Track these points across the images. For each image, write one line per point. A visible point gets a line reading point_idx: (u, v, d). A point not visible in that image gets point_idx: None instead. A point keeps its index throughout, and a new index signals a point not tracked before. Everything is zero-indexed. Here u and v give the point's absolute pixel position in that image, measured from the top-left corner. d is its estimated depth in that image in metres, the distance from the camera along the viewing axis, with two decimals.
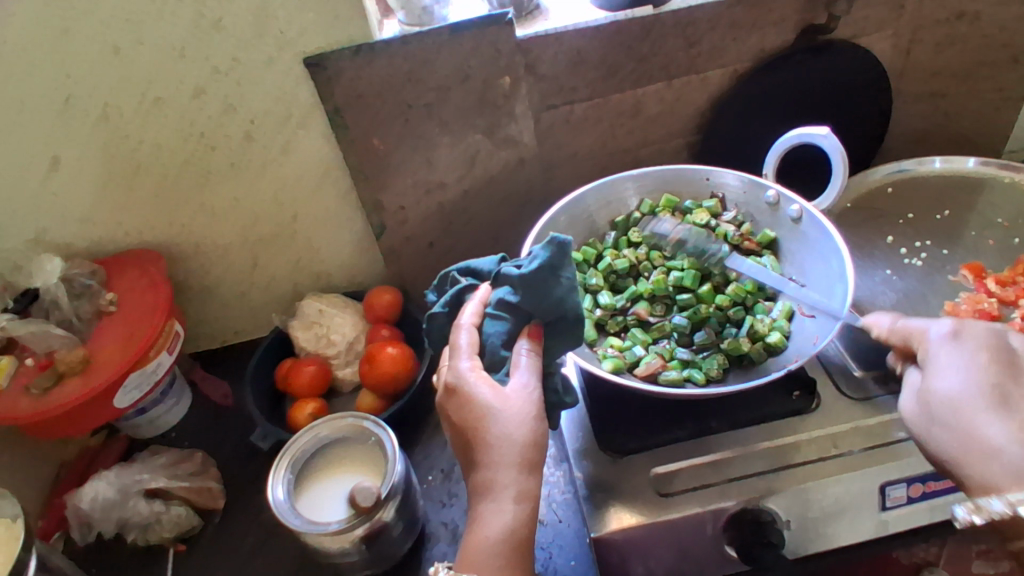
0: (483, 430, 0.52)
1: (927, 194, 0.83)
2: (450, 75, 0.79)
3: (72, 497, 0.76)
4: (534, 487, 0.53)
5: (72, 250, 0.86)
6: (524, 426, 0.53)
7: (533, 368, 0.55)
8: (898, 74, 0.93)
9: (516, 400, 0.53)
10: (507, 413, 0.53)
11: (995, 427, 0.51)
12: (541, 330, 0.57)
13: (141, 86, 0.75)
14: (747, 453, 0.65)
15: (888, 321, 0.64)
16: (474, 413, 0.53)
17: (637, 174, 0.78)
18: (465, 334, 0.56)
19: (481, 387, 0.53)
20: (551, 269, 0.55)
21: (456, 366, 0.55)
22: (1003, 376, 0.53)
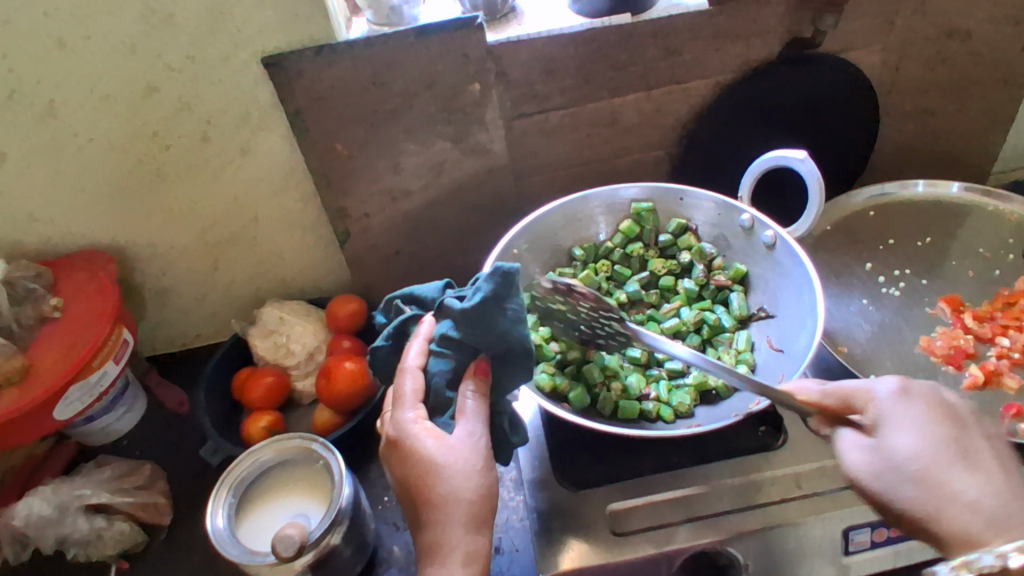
0: (427, 485, 0.52)
1: (910, 219, 0.81)
2: (417, 80, 0.75)
3: (7, 514, 0.73)
4: (482, 545, 0.52)
5: (19, 250, 0.82)
6: (470, 480, 0.52)
7: (480, 412, 0.55)
8: (886, 91, 0.89)
9: (461, 450, 0.53)
10: (453, 467, 0.52)
11: (959, 478, 0.48)
12: (488, 366, 0.57)
13: (88, 83, 0.71)
14: (710, 491, 0.62)
15: (817, 383, 0.55)
16: (419, 467, 0.52)
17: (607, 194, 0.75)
18: (410, 379, 0.56)
19: (425, 437, 0.53)
20: (495, 301, 0.54)
21: (400, 415, 0.55)
22: (952, 433, 0.50)
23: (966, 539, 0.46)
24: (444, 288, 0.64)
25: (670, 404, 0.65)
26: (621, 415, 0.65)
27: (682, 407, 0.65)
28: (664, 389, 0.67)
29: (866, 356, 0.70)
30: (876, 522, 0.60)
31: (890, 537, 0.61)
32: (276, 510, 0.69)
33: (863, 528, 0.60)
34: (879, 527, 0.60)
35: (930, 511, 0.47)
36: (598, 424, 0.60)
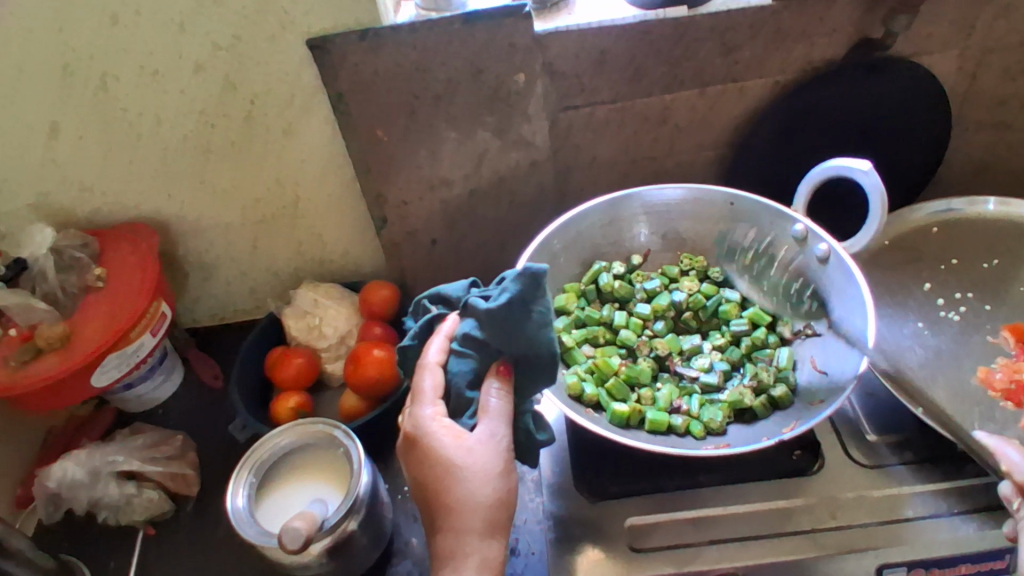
0: (444, 485, 0.52)
1: (977, 238, 0.75)
2: (460, 68, 0.74)
3: (42, 474, 0.76)
4: (495, 551, 0.52)
5: (70, 219, 0.85)
6: (487, 484, 0.52)
7: (503, 412, 0.55)
8: (960, 100, 0.83)
9: (480, 452, 0.53)
10: (471, 470, 0.52)
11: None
12: (511, 367, 0.56)
13: (139, 58, 0.72)
14: (737, 514, 0.59)
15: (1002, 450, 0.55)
16: (437, 466, 0.53)
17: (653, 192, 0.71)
18: (430, 375, 0.56)
19: (444, 436, 0.53)
20: (521, 302, 0.53)
21: (419, 412, 0.55)
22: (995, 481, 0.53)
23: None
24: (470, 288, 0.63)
25: (701, 419, 0.63)
26: (648, 428, 0.62)
27: (716, 422, 0.62)
28: (696, 403, 0.64)
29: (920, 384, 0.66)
30: (914, 562, 0.56)
31: None
32: (296, 492, 0.69)
33: (899, 567, 0.56)
34: (917, 567, 0.56)
35: None
36: (620, 436, 0.58)
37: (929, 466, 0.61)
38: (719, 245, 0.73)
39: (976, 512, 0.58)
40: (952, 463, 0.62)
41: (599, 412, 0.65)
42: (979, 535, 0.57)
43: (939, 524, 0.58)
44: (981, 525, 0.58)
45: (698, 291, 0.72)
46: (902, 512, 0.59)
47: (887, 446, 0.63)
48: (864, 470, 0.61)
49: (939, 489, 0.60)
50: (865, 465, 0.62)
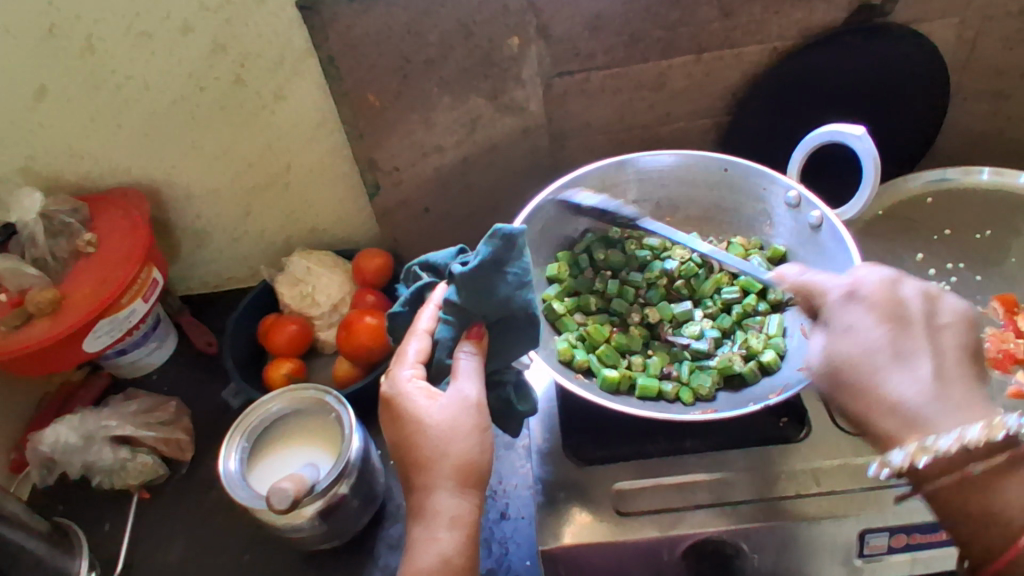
0: (416, 444, 0.53)
1: (971, 209, 0.75)
2: (452, 31, 0.72)
3: (35, 438, 0.77)
4: (468, 511, 0.52)
5: (60, 183, 0.84)
6: (459, 444, 0.52)
7: (475, 373, 0.55)
8: (959, 69, 0.82)
9: (452, 413, 0.53)
10: (443, 430, 0.52)
11: (859, 348, 0.48)
12: (484, 331, 0.57)
13: (126, 18, 0.71)
14: (722, 479, 0.60)
15: (795, 271, 0.55)
16: (410, 427, 0.53)
17: (650, 159, 0.70)
18: (415, 341, 0.56)
19: (418, 397, 0.54)
20: (493, 264, 0.55)
21: (397, 374, 0.55)
22: (892, 333, 0.47)
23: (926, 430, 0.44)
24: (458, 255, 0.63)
25: (690, 386, 0.63)
26: (638, 394, 0.63)
27: (706, 389, 0.62)
28: (686, 369, 0.64)
29: None
30: (896, 528, 0.57)
31: (909, 544, 0.58)
32: (286, 456, 0.70)
33: (881, 532, 0.57)
34: (898, 532, 0.57)
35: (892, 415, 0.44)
36: (606, 401, 0.58)
37: None
38: (713, 215, 0.73)
39: None
40: None
41: (589, 377, 0.65)
42: None
43: None
44: None
45: (691, 259, 0.71)
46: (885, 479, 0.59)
47: None
48: (850, 438, 0.61)
49: None
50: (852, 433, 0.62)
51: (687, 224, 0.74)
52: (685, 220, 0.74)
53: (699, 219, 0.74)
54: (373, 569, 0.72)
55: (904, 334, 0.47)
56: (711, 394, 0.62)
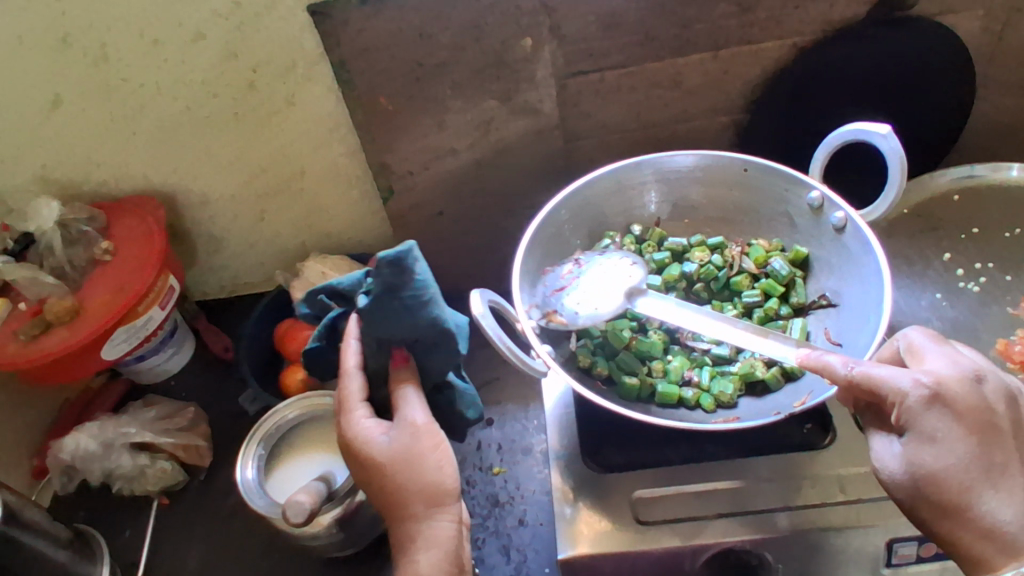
0: (379, 478, 0.55)
1: (999, 207, 0.72)
2: (464, 32, 0.71)
3: (56, 445, 0.78)
4: (443, 525, 0.53)
5: (76, 191, 0.84)
6: (417, 468, 0.54)
7: (416, 398, 0.57)
8: (985, 61, 0.80)
9: (401, 440, 0.55)
10: (396, 458, 0.54)
11: (944, 463, 0.45)
12: (407, 352, 0.58)
13: (138, 27, 0.71)
14: (745, 487, 0.58)
15: (846, 365, 0.49)
16: (367, 464, 0.55)
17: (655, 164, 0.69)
18: (351, 382, 0.58)
19: (369, 434, 0.56)
20: (387, 292, 0.54)
21: (345, 417, 0.57)
22: (982, 448, 0.45)
23: (970, 496, 0.44)
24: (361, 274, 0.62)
25: (711, 392, 0.62)
26: (660, 401, 0.63)
27: (727, 396, 0.61)
28: (707, 375, 0.64)
29: None
30: (925, 537, 0.56)
31: (939, 553, 0.57)
32: (302, 464, 0.70)
33: (909, 541, 0.56)
34: (928, 541, 0.56)
35: (943, 469, 0.45)
36: (625, 409, 0.57)
37: None
38: (732, 215, 0.72)
39: None
40: None
41: (609, 385, 0.65)
42: None
43: None
44: None
45: (710, 262, 0.71)
46: None
47: None
48: (876, 443, 0.60)
49: None
50: None
51: (706, 224, 0.73)
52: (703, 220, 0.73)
53: (720, 219, 0.72)
54: None
55: (987, 450, 0.45)
56: (732, 401, 0.61)
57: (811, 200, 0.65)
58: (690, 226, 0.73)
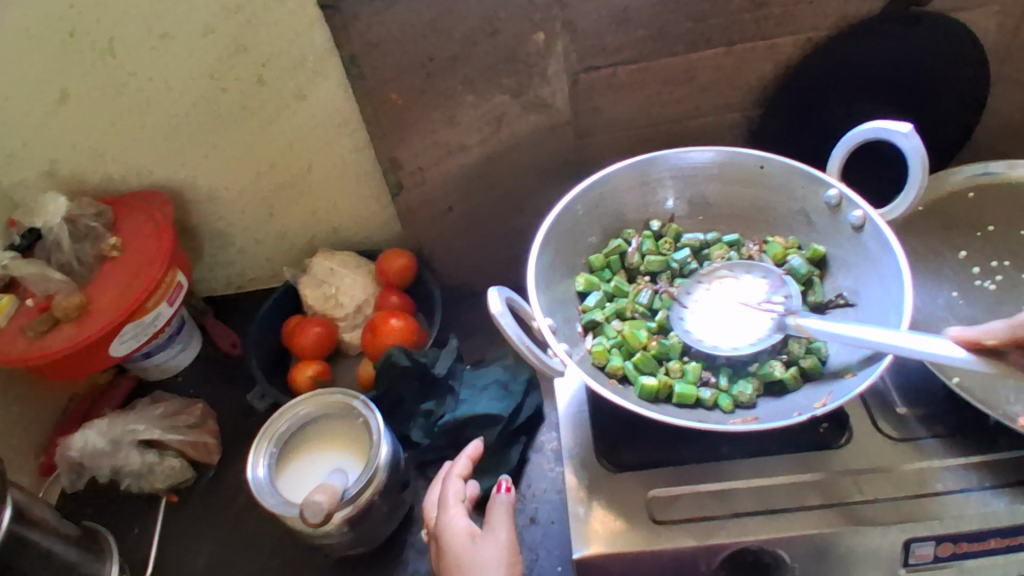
0: (455, 571, 0.57)
1: (1016, 204, 0.72)
2: (477, 27, 0.71)
3: (64, 442, 0.77)
4: None
5: (82, 186, 0.84)
6: (494, 569, 0.56)
7: (509, 519, 0.61)
8: (1001, 57, 0.79)
9: (487, 547, 0.58)
10: (479, 558, 0.57)
11: None
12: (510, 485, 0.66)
13: (147, 21, 0.70)
14: (760, 487, 0.58)
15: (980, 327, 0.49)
16: (452, 557, 0.58)
17: (763, 278, 0.67)
18: (453, 486, 0.65)
19: (461, 534, 0.60)
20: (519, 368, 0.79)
21: (442, 515, 0.62)
22: None
23: None
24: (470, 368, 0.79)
25: (730, 393, 0.61)
26: (676, 402, 0.61)
27: (746, 396, 0.60)
28: (726, 376, 0.62)
29: None
30: (943, 536, 0.55)
31: (957, 553, 0.56)
32: (314, 462, 0.71)
33: (926, 541, 0.55)
34: (945, 541, 0.55)
35: None
36: (643, 408, 0.57)
37: (960, 436, 0.60)
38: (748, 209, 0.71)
39: (1009, 487, 0.56)
40: (979, 436, 0.60)
41: (625, 384, 0.64)
42: (1011, 510, 0.55)
43: (968, 500, 0.56)
44: (1013, 500, 0.56)
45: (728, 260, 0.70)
46: (930, 486, 0.57)
47: (916, 419, 0.61)
48: (892, 443, 0.59)
49: (971, 462, 0.58)
50: (893, 438, 0.60)
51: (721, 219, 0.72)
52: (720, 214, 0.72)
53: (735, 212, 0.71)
54: (403, 573, 0.72)
55: None
56: (751, 402, 0.60)
57: (831, 200, 0.65)
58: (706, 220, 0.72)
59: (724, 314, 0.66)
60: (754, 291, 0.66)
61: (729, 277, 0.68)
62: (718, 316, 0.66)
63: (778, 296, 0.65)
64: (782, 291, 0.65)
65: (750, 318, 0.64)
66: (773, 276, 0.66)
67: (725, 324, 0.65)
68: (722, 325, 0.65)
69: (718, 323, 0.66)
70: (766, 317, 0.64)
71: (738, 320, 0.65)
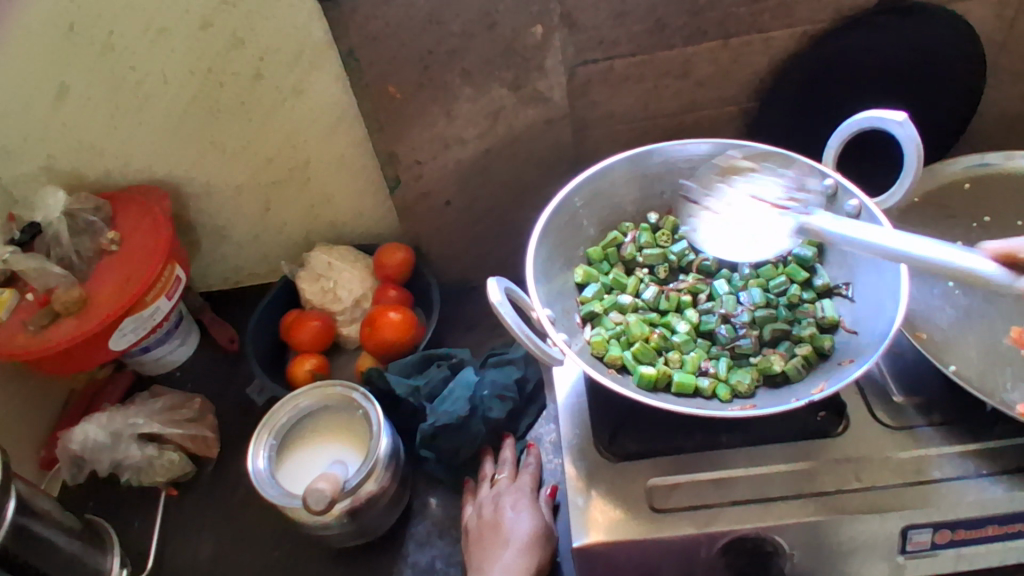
0: (521, 529, 0.65)
1: (1010, 194, 0.72)
2: (475, 20, 0.71)
3: (64, 436, 0.77)
4: None
5: (80, 182, 0.84)
6: (543, 547, 0.65)
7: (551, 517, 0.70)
8: (996, 48, 0.79)
9: (545, 529, 0.66)
10: (539, 532, 0.66)
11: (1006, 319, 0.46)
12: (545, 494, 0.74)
13: (145, 15, 0.70)
14: (759, 475, 0.58)
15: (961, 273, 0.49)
16: (523, 518, 0.66)
17: (784, 173, 0.65)
18: (531, 464, 0.73)
19: (534, 505, 0.68)
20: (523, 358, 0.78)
21: (520, 484, 0.70)
22: None
23: None
24: (465, 359, 0.79)
25: (729, 382, 0.61)
26: (675, 391, 0.62)
27: (744, 385, 0.61)
28: (724, 366, 0.63)
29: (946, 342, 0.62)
30: (941, 524, 0.56)
31: (954, 540, 0.57)
32: (314, 453, 0.71)
33: (924, 528, 0.56)
34: (943, 528, 0.56)
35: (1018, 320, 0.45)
36: (641, 396, 0.57)
37: (957, 424, 0.60)
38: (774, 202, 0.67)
39: (1007, 474, 0.57)
40: (979, 422, 0.60)
41: (625, 374, 0.64)
42: (1009, 498, 0.56)
43: (966, 487, 0.56)
44: (1011, 487, 0.56)
45: (725, 251, 0.70)
46: (927, 473, 0.57)
47: (913, 408, 0.62)
48: (888, 431, 0.60)
49: (968, 450, 0.58)
50: (890, 426, 0.60)
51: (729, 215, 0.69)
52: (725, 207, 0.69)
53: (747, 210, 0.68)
54: (403, 565, 0.72)
55: None
56: (749, 391, 0.61)
57: (826, 189, 0.64)
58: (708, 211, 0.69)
59: (750, 219, 0.66)
60: (771, 189, 0.65)
61: (746, 176, 0.66)
62: (740, 228, 0.68)
63: (798, 194, 0.64)
64: (800, 188, 0.65)
65: (763, 213, 0.65)
66: (782, 173, 0.65)
67: (752, 244, 0.67)
68: (752, 241, 0.67)
69: (739, 237, 0.68)
70: (779, 237, 0.64)
71: (751, 216, 0.66)
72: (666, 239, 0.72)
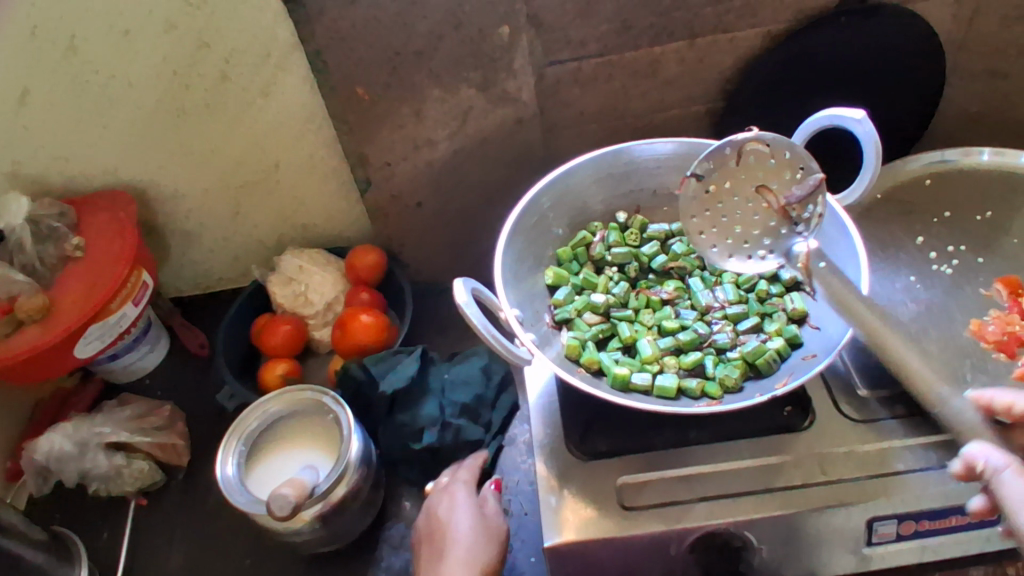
0: (453, 527, 0.65)
1: (969, 190, 0.74)
2: (442, 21, 0.71)
3: (30, 447, 0.76)
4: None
5: (44, 187, 0.82)
6: (483, 542, 0.64)
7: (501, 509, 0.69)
8: (955, 47, 0.81)
9: (486, 522, 0.66)
10: (476, 525, 0.65)
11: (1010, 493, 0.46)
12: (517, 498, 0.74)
13: (108, 17, 0.69)
14: (727, 471, 0.59)
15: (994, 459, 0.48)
16: (456, 516, 0.66)
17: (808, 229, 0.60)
18: (470, 462, 0.72)
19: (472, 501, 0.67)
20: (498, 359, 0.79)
21: (456, 482, 0.70)
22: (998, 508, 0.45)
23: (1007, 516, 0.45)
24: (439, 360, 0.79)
25: (716, 378, 0.61)
26: (656, 395, 0.61)
27: (731, 381, 0.60)
28: (711, 364, 0.63)
29: (909, 335, 0.65)
30: (904, 515, 0.57)
31: (918, 531, 0.58)
32: (285, 458, 0.70)
33: (888, 520, 0.57)
34: (907, 519, 0.57)
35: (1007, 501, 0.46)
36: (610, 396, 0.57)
37: (919, 417, 0.61)
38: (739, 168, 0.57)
39: None
40: None
41: (598, 376, 0.64)
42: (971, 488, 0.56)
43: (929, 478, 0.57)
44: None
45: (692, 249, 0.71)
46: (891, 466, 0.58)
47: (877, 400, 0.63)
48: (852, 424, 0.61)
49: (931, 442, 0.59)
50: (853, 419, 0.61)
51: (734, 176, 0.57)
52: (748, 190, 0.57)
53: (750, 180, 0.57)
54: (377, 569, 0.72)
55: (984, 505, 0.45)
56: (736, 386, 0.60)
57: None
58: (715, 193, 0.58)
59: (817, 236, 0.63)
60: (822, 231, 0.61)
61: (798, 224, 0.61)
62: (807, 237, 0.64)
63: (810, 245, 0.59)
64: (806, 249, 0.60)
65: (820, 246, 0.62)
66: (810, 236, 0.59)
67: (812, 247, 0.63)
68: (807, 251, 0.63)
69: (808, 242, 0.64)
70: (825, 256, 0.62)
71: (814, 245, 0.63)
72: (637, 237, 0.72)
